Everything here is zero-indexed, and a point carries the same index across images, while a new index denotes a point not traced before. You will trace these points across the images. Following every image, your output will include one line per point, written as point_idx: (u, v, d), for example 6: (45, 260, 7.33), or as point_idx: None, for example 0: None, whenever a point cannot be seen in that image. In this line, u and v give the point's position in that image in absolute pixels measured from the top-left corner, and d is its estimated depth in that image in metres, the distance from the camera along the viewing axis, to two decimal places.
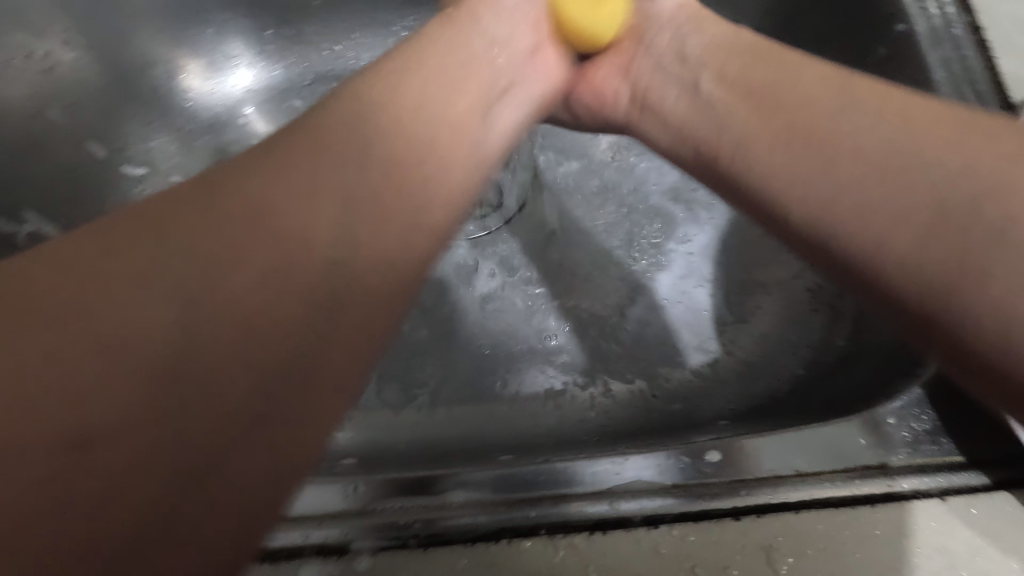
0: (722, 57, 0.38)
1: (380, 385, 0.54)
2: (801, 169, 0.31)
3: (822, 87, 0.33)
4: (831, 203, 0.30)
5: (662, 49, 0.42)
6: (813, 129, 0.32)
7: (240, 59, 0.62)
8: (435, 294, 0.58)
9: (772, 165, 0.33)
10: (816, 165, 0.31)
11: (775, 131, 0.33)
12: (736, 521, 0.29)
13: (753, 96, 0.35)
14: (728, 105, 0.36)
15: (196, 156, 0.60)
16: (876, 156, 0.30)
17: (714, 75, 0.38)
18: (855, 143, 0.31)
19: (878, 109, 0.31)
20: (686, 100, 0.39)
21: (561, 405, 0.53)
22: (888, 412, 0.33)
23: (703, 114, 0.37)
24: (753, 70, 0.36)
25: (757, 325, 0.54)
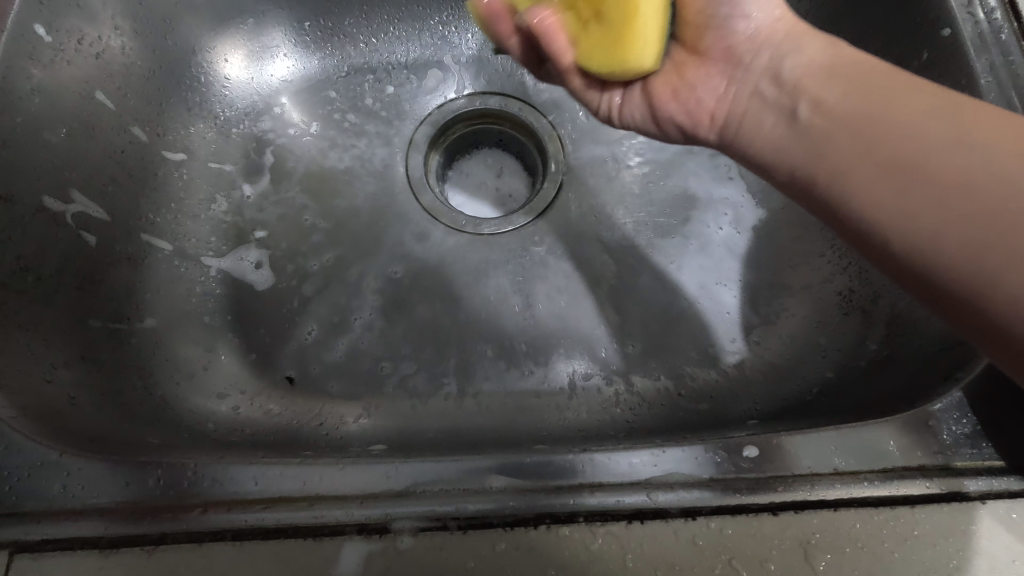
0: (819, 80, 0.38)
1: (407, 374, 0.55)
2: (915, 213, 0.32)
3: (925, 116, 0.33)
4: (946, 243, 0.30)
5: (756, 71, 0.41)
6: (914, 160, 0.32)
7: (280, 50, 0.64)
8: (461, 288, 0.59)
9: (882, 199, 0.33)
10: (924, 200, 0.31)
11: (875, 163, 0.34)
12: (774, 517, 0.29)
13: (849, 122, 0.35)
14: (826, 132, 0.36)
15: (233, 144, 0.62)
16: (980, 185, 0.30)
17: (810, 99, 0.38)
18: (966, 173, 0.30)
19: (973, 134, 0.31)
20: (784, 124, 0.39)
21: (587, 400, 0.53)
22: (929, 414, 0.32)
23: (802, 140, 0.37)
24: (853, 97, 0.36)
25: (783, 327, 0.54)
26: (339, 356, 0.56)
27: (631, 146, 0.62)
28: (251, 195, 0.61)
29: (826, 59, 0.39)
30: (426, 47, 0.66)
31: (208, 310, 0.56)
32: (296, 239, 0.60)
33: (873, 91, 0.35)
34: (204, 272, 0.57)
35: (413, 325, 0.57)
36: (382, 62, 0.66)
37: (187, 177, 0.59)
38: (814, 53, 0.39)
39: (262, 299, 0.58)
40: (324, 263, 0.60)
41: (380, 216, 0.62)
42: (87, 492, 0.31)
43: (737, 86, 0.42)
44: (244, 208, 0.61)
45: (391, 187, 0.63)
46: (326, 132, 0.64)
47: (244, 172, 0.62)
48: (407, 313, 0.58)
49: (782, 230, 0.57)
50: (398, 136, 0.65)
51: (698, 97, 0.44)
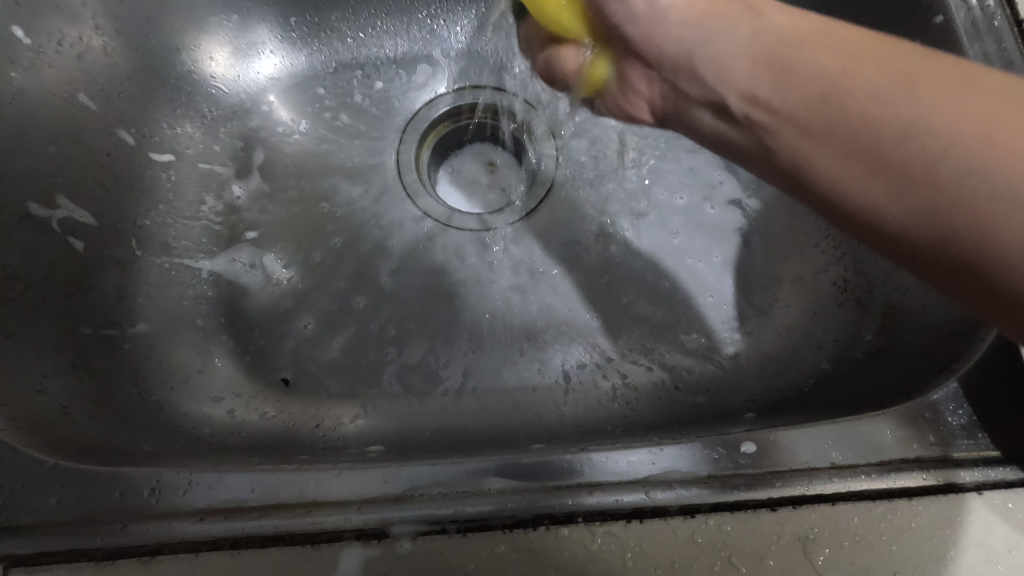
0: (749, 66, 0.34)
1: (403, 373, 0.55)
2: (881, 205, 0.29)
3: (878, 95, 0.30)
4: (942, 230, 0.28)
5: (672, 69, 0.37)
6: (883, 143, 0.29)
7: (266, 47, 0.63)
8: (455, 285, 0.58)
9: (857, 190, 0.30)
10: (901, 188, 0.29)
11: (838, 153, 0.31)
12: (772, 512, 0.29)
13: (798, 112, 0.32)
14: (772, 129, 0.33)
15: (221, 143, 0.61)
16: (959, 163, 0.27)
17: (741, 91, 0.34)
18: (940, 153, 0.28)
19: (933, 110, 0.28)
20: (724, 118, 0.36)
21: (583, 396, 0.53)
22: (925, 406, 0.32)
23: (756, 134, 0.34)
24: (784, 86, 0.33)
25: (779, 317, 0.54)
26: (335, 356, 0.56)
27: (624, 138, 0.62)
28: (242, 196, 0.60)
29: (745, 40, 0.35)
30: (415, 43, 0.66)
31: (201, 313, 0.55)
32: (289, 239, 0.60)
33: (815, 70, 0.32)
34: (195, 274, 0.56)
35: (407, 324, 0.57)
36: (370, 58, 0.65)
37: (175, 178, 0.58)
38: (718, 40, 0.35)
39: (255, 300, 0.57)
40: (317, 263, 0.59)
41: (371, 214, 0.61)
42: (79, 504, 0.31)
43: (661, 79, 0.39)
44: (235, 209, 0.60)
45: (383, 185, 0.63)
46: (317, 131, 0.64)
47: (234, 172, 0.61)
48: (402, 312, 0.57)
49: (777, 220, 0.57)
50: (388, 134, 0.65)
51: (634, 92, 0.41)
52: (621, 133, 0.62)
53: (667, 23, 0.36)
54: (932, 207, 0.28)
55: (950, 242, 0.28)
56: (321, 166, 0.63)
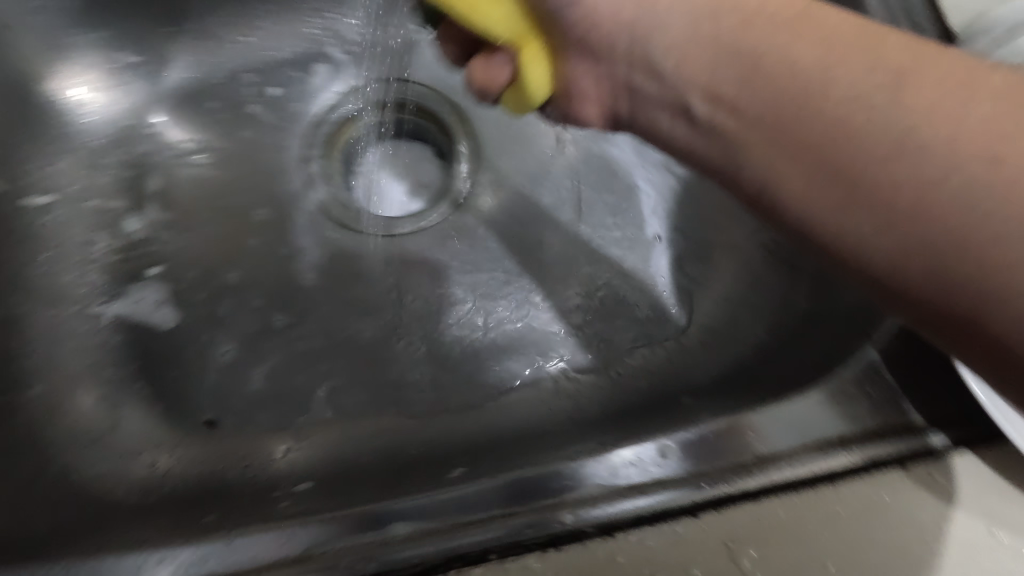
0: (704, 55, 0.30)
1: (334, 397, 0.52)
2: (866, 234, 0.27)
3: (855, 103, 0.27)
4: (906, 258, 0.26)
5: (622, 61, 0.32)
6: (853, 161, 0.27)
7: (142, 63, 0.57)
8: (379, 295, 0.56)
9: (818, 211, 0.28)
10: (869, 213, 0.26)
11: (807, 167, 0.28)
12: (695, 518, 0.29)
13: (767, 119, 0.29)
14: (743, 136, 0.30)
15: (107, 175, 0.56)
16: (940, 190, 0.25)
17: (704, 89, 0.31)
18: (920, 178, 0.26)
19: (927, 125, 0.26)
20: (685, 123, 0.32)
21: (525, 396, 0.51)
22: (840, 384, 0.33)
23: (711, 138, 0.31)
24: (764, 85, 0.29)
25: (714, 288, 0.53)
26: (263, 387, 0.53)
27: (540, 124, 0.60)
28: (139, 229, 0.56)
29: (699, 16, 0.30)
30: (308, 40, 0.61)
31: (109, 361, 0.51)
32: (198, 269, 0.56)
33: (787, 69, 0.28)
34: (97, 321, 0.52)
35: (335, 345, 0.54)
36: (261, 62, 0.60)
37: (57, 220, 0.53)
38: (678, 21, 0.31)
39: (169, 339, 0.53)
40: (230, 293, 0.56)
41: (284, 233, 0.58)
42: None
43: (609, 79, 0.33)
44: (134, 244, 0.55)
45: (294, 198, 0.59)
46: (213, 148, 0.59)
47: (128, 204, 0.56)
48: (327, 330, 0.54)
49: (701, 189, 0.56)
50: (292, 142, 0.60)
51: (577, 97, 0.35)
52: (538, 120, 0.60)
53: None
54: (902, 236, 0.26)
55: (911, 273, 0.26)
56: (224, 183, 0.58)
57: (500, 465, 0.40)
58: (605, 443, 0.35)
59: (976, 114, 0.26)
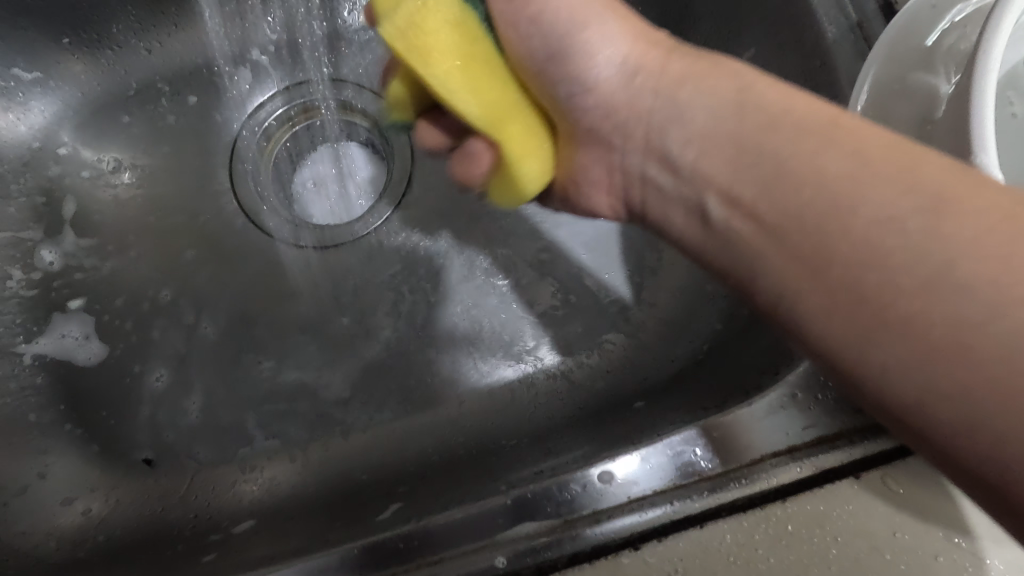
0: (727, 156, 0.30)
1: (280, 425, 0.49)
2: (891, 372, 0.24)
3: (870, 218, 0.25)
4: (928, 397, 0.23)
5: (638, 149, 0.34)
6: (872, 281, 0.25)
7: (44, 78, 0.53)
8: (319, 312, 0.52)
9: (832, 335, 0.26)
10: (887, 344, 0.24)
11: (825, 286, 0.26)
12: (636, 551, 0.28)
13: (781, 226, 0.28)
14: (751, 238, 0.29)
15: (15, 203, 0.52)
16: (965, 320, 0.22)
17: (718, 191, 0.30)
18: (938, 301, 0.23)
19: (966, 258, 0.23)
20: (698, 223, 0.32)
21: (480, 409, 0.48)
22: (780, 393, 0.32)
23: (729, 248, 0.30)
24: (774, 190, 0.28)
25: (669, 279, 0.51)
26: (202, 422, 0.49)
27: None
28: (56, 260, 0.52)
29: (726, 118, 0.30)
30: (225, 41, 0.56)
31: (34, 406, 0.48)
32: (124, 298, 0.52)
33: (806, 177, 0.27)
34: (15, 362, 0.49)
35: (276, 369, 0.51)
36: (176, 70, 0.56)
37: None
38: (699, 116, 0.31)
39: (98, 376, 0.50)
40: (159, 322, 0.52)
41: (213, 252, 0.54)
42: None
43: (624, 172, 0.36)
44: (51, 276, 0.51)
45: (223, 214, 0.55)
46: (132, 165, 0.55)
47: (43, 234, 0.52)
48: (266, 354, 0.51)
49: None
50: (218, 153, 0.56)
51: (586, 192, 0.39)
52: None
53: (635, 92, 0.33)
54: (928, 374, 0.23)
55: (938, 419, 0.23)
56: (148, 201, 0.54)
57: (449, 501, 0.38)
58: (574, 464, 0.35)
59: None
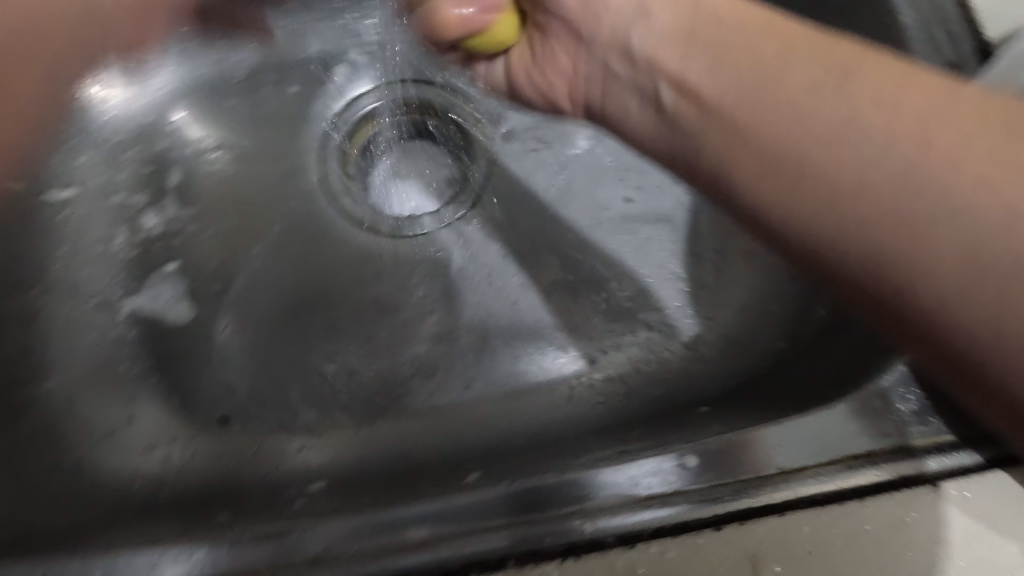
0: (682, 54, 0.32)
1: (345, 400, 0.51)
2: (810, 214, 0.27)
3: (819, 95, 0.28)
4: (843, 231, 0.26)
5: (604, 47, 0.35)
6: (814, 145, 0.27)
7: (164, 60, 0.58)
8: (392, 296, 0.55)
9: (770, 191, 0.28)
10: (808, 193, 0.27)
11: (758, 152, 0.28)
12: (718, 531, 0.27)
13: (719, 101, 0.30)
14: (698, 117, 0.31)
15: (124, 169, 0.56)
16: (878, 170, 0.26)
17: (671, 78, 0.32)
18: (847, 157, 0.27)
19: (901, 144, 0.26)
20: (650, 109, 0.34)
21: (537, 403, 0.50)
22: (873, 394, 0.30)
23: (677, 131, 0.32)
24: (717, 73, 0.30)
25: (733, 296, 0.52)
26: (274, 389, 0.52)
27: (558, 126, 0.59)
28: (155, 224, 0.55)
29: (687, 22, 0.32)
30: (330, 40, 0.61)
31: (124, 356, 0.51)
32: (212, 265, 0.55)
33: (775, 61, 0.29)
34: (111, 315, 0.52)
35: (348, 345, 0.53)
36: (283, 62, 0.60)
37: (77, 214, 0.53)
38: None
39: (181, 336, 0.52)
40: (240, 289, 0.54)
41: (297, 230, 0.57)
42: None
43: (590, 59, 0.36)
44: (152, 240, 0.55)
45: (309, 196, 0.58)
46: (232, 144, 0.58)
47: (147, 200, 0.55)
48: (338, 330, 0.54)
49: None
50: (311, 141, 0.60)
51: (557, 72, 0.38)
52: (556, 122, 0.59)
53: None
54: (839, 218, 0.26)
55: (850, 248, 0.26)
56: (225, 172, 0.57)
57: (517, 469, 0.39)
58: (619, 456, 0.34)
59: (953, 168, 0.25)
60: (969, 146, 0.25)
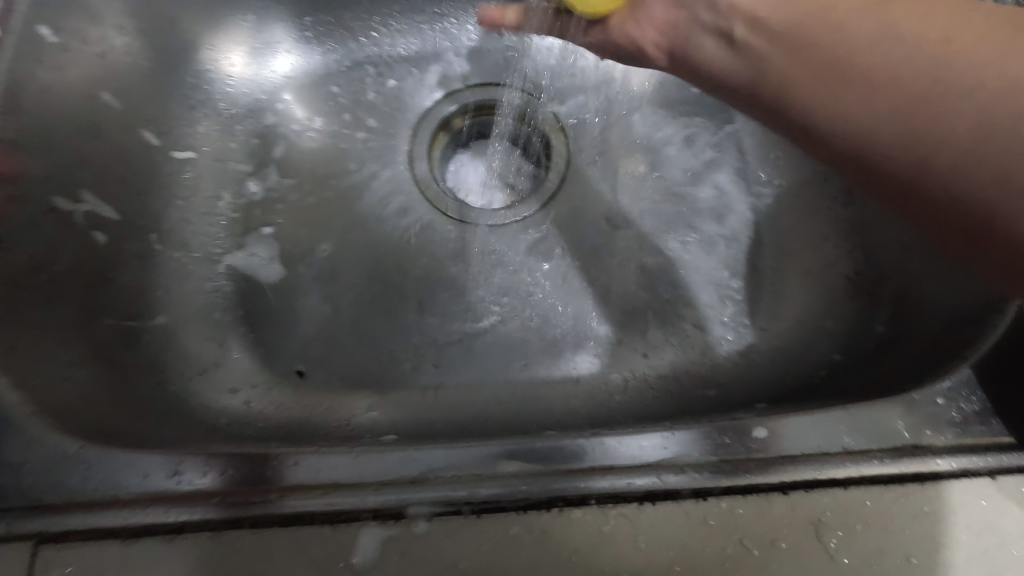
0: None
1: (412, 368, 0.55)
2: (869, 129, 0.29)
3: (863, 19, 0.30)
4: (884, 132, 0.29)
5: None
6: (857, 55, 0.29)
7: (282, 45, 0.63)
8: (462, 278, 0.58)
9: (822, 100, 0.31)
10: (870, 118, 0.29)
11: (821, 81, 0.30)
12: (784, 495, 0.30)
13: (786, 36, 0.32)
14: (765, 52, 0.33)
15: (237, 140, 0.61)
16: (928, 82, 0.28)
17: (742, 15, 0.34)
18: (913, 87, 0.28)
19: (963, 65, 0.27)
20: (720, 44, 0.35)
21: (593, 391, 0.53)
22: (937, 393, 0.32)
23: (748, 60, 0.33)
24: (787, 10, 0.32)
25: (789, 309, 0.54)
26: (348, 350, 0.55)
27: (633, 135, 0.62)
28: (257, 191, 0.60)
29: None
30: (428, 40, 0.65)
31: (218, 306, 0.55)
32: (303, 233, 0.59)
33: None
34: (211, 268, 0.56)
35: (418, 318, 0.57)
36: (384, 56, 0.65)
37: (193, 176, 0.57)
38: None
39: (271, 294, 0.57)
40: (325, 258, 0.59)
41: (381, 209, 0.61)
42: (102, 484, 0.31)
43: (683, 10, 0.36)
44: (253, 204, 0.59)
45: (395, 180, 0.62)
46: (331, 128, 0.63)
47: (250, 169, 0.60)
48: (409, 304, 0.57)
49: (786, 215, 0.57)
50: (401, 131, 0.64)
51: (644, 18, 0.37)
52: (631, 131, 0.62)
53: None
54: (903, 133, 0.28)
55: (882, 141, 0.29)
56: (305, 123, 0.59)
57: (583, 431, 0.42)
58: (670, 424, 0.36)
59: (1006, 75, 0.26)
60: (992, 47, 0.27)
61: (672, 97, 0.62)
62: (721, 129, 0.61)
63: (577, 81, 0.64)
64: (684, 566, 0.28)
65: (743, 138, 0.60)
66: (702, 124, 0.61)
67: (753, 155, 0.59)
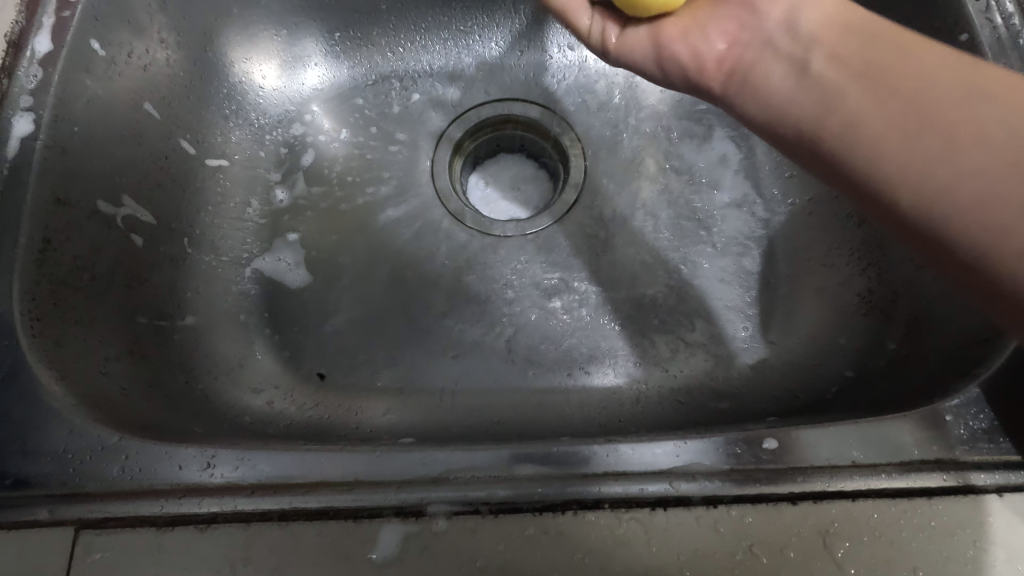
0: (841, 37, 0.37)
1: (430, 373, 0.56)
2: (910, 190, 0.31)
3: (942, 94, 0.32)
4: (897, 164, 0.32)
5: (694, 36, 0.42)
6: (912, 102, 0.33)
7: (312, 59, 0.65)
8: (479, 288, 0.60)
9: (861, 136, 0.34)
10: (910, 176, 0.31)
11: (881, 139, 0.33)
12: (793, 506, 0.30)
13: (872, 93, 0.34)
14: (828, 110, 0.36)
15: (267, 150, 0.63)
16: (968, 157, 0.29)
17: (820, 55, 0.37)
18: (952, 158, 0.30)
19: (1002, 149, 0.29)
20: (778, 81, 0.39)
21: (606, 400, 0.54)
22: (946, 409, 0.33)
23: (809, 102, 0.37)
24: (872, 72, 0.35)
25: (801, 326, 0.55)
26: (367, 355, 0.57)
27: (649, 151, 0.63)
28: (285, 199, 0.62)
29: (837, 36, 0.37)
30: (452, 56, 0.67)
31: (245, 308, 0.57)
32: (327, 240, 0.61)
33: (901, 65, 0.34)
34: (238, 272, 0.58)
35: (437, 324, 0.58)
36: (409, 70, 0.67)
37: (226, 182, 0.60)
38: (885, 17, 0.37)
39: (296, 299, 0.59)
40: (348, 264, 0.61)
41: (402, 218, 0.63)
42: (142, 474, 0.33)
43: (691, 45, 0.42)
44: (280, 211, 0.62)
45: (417, 191, 0.64)
46: (356, 139, 0.65)
47: (279, 178, 0.63)
48: (428, 312, 0.59)
49: (800, 233, 0.58)
50: (423, 143, 0.66)
51: (687, 42, 0.42)
52: (647, 147, 0.63)
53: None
54: (936, 197, 0.30)
55: (889, 173, 0.32)
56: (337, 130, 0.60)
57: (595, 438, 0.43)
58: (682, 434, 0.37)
59: None
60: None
61: (689, 114, 0.63)
62: (737, 147, 0.62)
63: (596, 97, 0.66)
64: (694, 571, 0.29)
65: (758, 156, 0.61)
66: (717, 142, 0.62)
67: (768, 172, 0.60)
